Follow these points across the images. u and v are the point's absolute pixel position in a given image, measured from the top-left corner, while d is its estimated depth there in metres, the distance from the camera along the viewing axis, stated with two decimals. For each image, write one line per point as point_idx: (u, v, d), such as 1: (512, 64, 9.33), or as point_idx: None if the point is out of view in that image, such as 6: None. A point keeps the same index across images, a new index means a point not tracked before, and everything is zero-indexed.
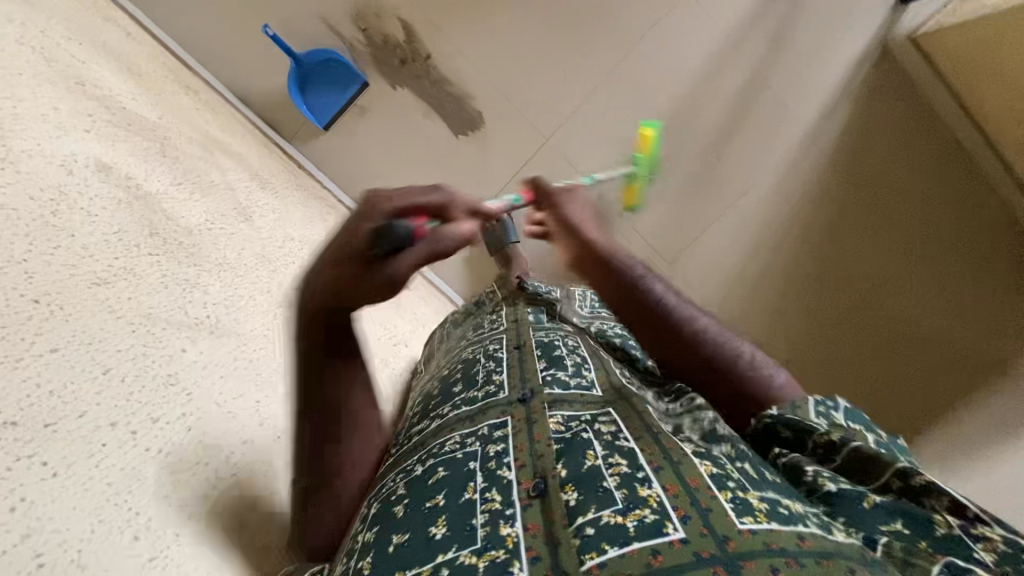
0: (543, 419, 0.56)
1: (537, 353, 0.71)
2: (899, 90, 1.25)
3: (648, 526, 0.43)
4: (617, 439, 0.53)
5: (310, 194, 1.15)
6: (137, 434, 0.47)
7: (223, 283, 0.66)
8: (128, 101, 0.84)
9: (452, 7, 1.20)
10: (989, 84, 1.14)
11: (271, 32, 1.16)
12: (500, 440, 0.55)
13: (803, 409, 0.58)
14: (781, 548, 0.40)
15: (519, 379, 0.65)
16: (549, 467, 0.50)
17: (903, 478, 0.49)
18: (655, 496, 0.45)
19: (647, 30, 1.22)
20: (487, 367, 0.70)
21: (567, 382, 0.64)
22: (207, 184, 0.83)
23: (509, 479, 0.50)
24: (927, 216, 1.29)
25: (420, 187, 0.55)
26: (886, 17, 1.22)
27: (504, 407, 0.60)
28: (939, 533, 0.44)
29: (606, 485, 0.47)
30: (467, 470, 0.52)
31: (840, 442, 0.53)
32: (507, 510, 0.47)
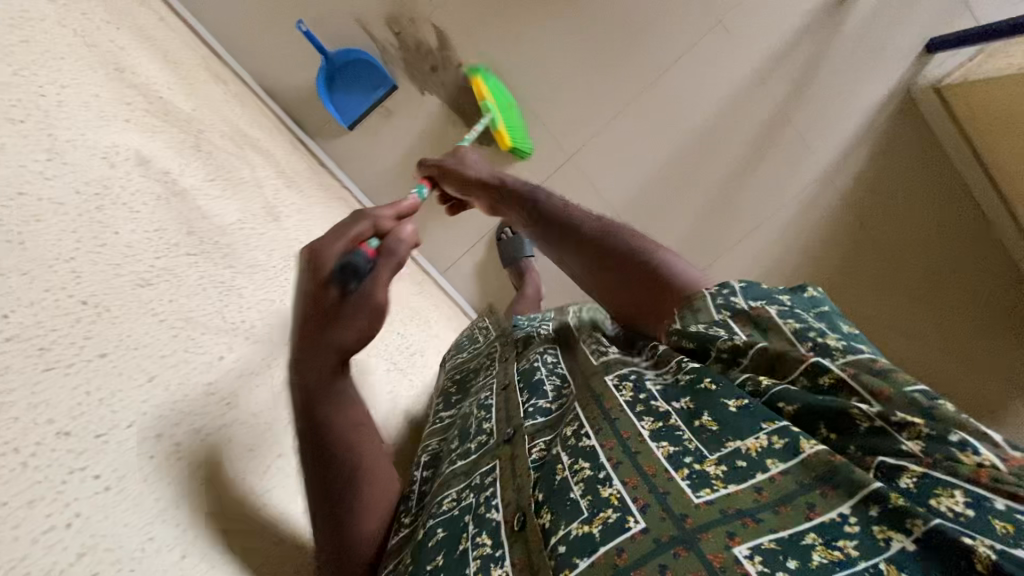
0: (525, 451, 0.56)
1: (518, 386, 0.69)
2: (918, 137, 1.28)
3: (612, 526, 0.43)
4: (580, 440, 0.52)
5: (332, 193, 1.14)
6: (181, 447, 0.47)
7: (256, 286, 0.65)
8: (163, 90, 0.83)
9: (488, 19, 1.21)
10: (1008, 139, 1.16)
11: (304, 28, 1.15)
12: (489, 486, 0.55)
13: (704, 313, 0.56)
14: (738, 511, 0.40)
15: (505, 420, 0.64)
16: (527, 498, 0.50)
17: (810, 376, 0.46)
18: (616, 494, 0.45)
19: (678, 58, 1.23)
20: (477, 414, 0.69)
21: (547, 407, 0.63)
22: (236, 181, 0.82)
23: (497, 521, 0.51)
24: (935, 256, 1.31)
25: (335, 232, 0.62)
26: (911, 65, 1.24)
27: (493, 451, 0.60)
28: (862, 428, 0.42)
29: (573, 498, 0.47)
30: (462, 524, 0.53)
31: (745, 346, 0.51)
32: (496, 552, 0.48)
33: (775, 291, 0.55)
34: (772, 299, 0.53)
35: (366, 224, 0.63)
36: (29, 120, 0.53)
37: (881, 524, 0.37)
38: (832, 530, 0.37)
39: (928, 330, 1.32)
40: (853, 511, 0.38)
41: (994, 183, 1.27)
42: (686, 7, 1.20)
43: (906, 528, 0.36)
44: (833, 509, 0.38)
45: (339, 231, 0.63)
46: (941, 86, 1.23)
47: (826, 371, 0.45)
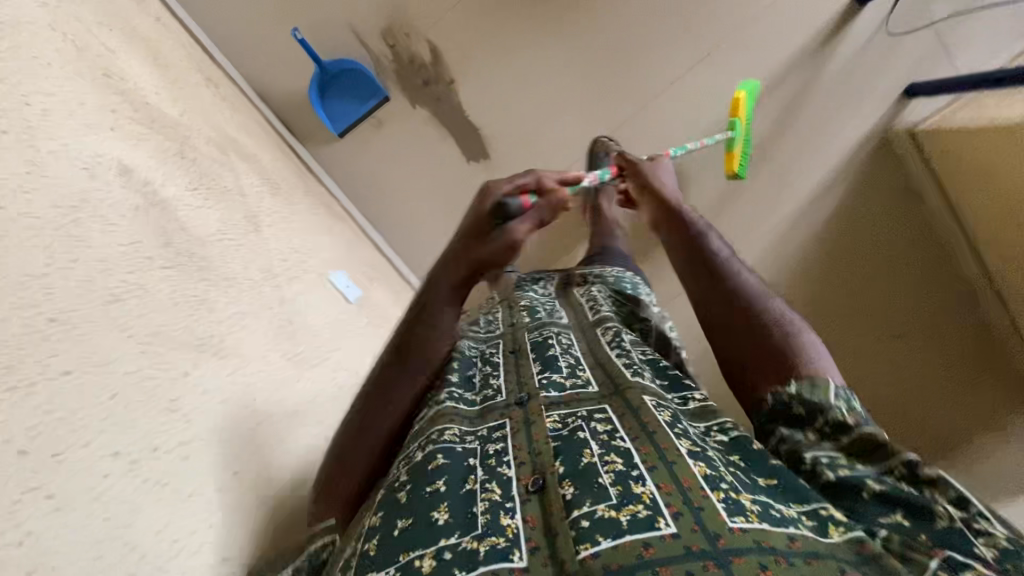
0: (541, 420, 0.59)
1: (531, 356, 0.71)
2: (890, 174, 1.31)
3: (641, 520, 0.45)
4: (612, 438, 0.54)
5: (317, 200, 1.15)
6: (137, 464, 0.49)
7: (230, 299, 0.67)
8: (151, 95, 0.85)
9: (481, 37, 1.23)
10: (973, 188, 1.18)
11: (299, 36, 1.17)
12: (498, 440, 0.59)
13: (822, 390, 0.54)
14: (772, 547, 0.42)
15: (517, 383, 0.67)
16: (547, 464, 0.53)
17: (908, 467, 0.47)
18: (648, 493, 0.47)
19: (665, 87, 1.26)
20: (483, 371, 0.73)
21: (563, 384, 0.64)
22: (219, 189, 0.83)
23: (509, 475, 0.54)
24: (884, 241, 1.31)
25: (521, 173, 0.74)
26: (892, 107, 1.27)
27: (502, 411, 0.64)
28: (940, 526, 0.44)
29: (600, 482, 0.49)
30: (466, 464, 0.57)
31: (852, 425, 0.51)
32: (507, 503, 0.51)
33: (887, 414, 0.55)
34: None
35: (533, 177, 0.74)
36: (12, 130, 0.55)
37: None
38: None
39: (908, 352, 1.26)
40: None
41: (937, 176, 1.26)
42: (673, 40, 1.24)
43: None
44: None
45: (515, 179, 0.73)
46: (916, 129, 1.26)
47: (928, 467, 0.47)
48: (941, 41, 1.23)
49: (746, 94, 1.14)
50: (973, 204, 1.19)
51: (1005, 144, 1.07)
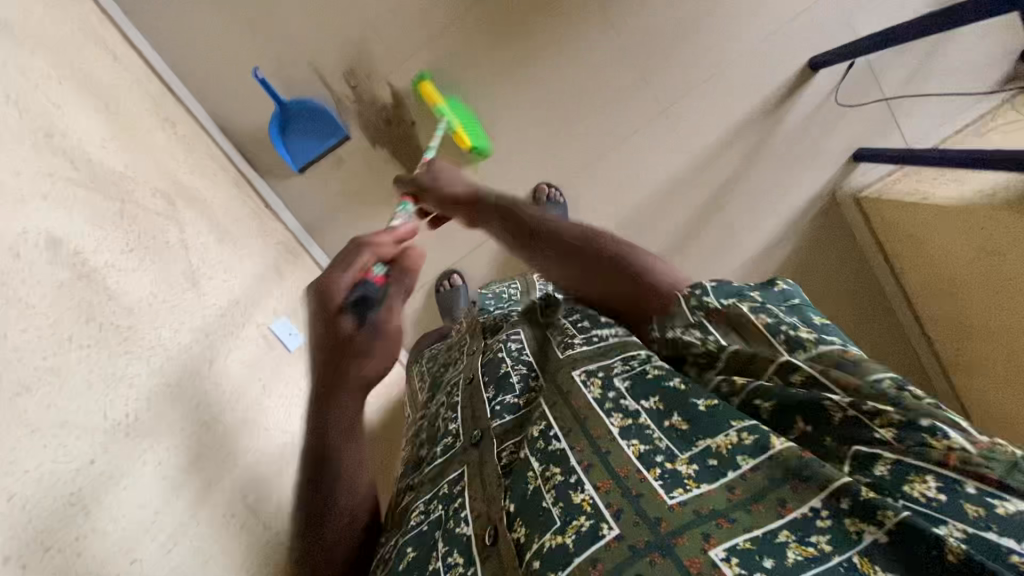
0: (489, 458, 0.58)
1: (484, 380, 0.70)
2: (837, 237, 1.35)
3: (585, 536, 0.45)
4: (549, 443, 0.54)
5: (269, 239, 1.18)
6: (27, 568, 0.50)
7: (152, 370, 0.70)
8: (96, 149, 0.86)
9: (443, 83, 1.24)
10: (911, 258, 1.24)
11: (260, 75, 1.19)
12: (457, 496, 0.57)
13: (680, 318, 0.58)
14: (711, 510, 0.44)
15: (470, 421, 0.65)
16: (498, 509, 0.52)
17: (784, 372, 0.51)
18: (588, 500, 0.48)
19: (622, 140, 1.28)
20: (446, 416, 0.71)
21: (513, 404, 0.64)
22: (158, 247, 0.85)
23: (467, 535, 0.52)
24: (833, 288, 1.36)
25: (337, 263, 0.66)
26: (840, 171, 1.31)
27: (461, 455, 0.62)
28: (836, 420, 0.46)
29: (546, 506, 0.49)
30: (432, 540, 0.55)
31: (718, 352, 0.55)
32: (468, 571, 0.49)
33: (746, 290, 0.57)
34: (745, 300, 0.55)
35: (365, 255, 0.66)
36: None
37: (853, 516, 0.41)
38: (806, 526, 0.41)
39: None
40: (822, 504, 0.42)
41: (867, 219, 1.32)
42: (633, 94, 1.26)
43: (879, 521, 0.39)
44: (804, 504, 0.42)
45: (349, 266, 0.66)
46: (860, 195, 1.31)
47: (798, 369, 0.50)
48: (892, 113, 1.27)
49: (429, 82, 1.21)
50: (910, 262, 1.25)
51: (931, 221, 1.12)
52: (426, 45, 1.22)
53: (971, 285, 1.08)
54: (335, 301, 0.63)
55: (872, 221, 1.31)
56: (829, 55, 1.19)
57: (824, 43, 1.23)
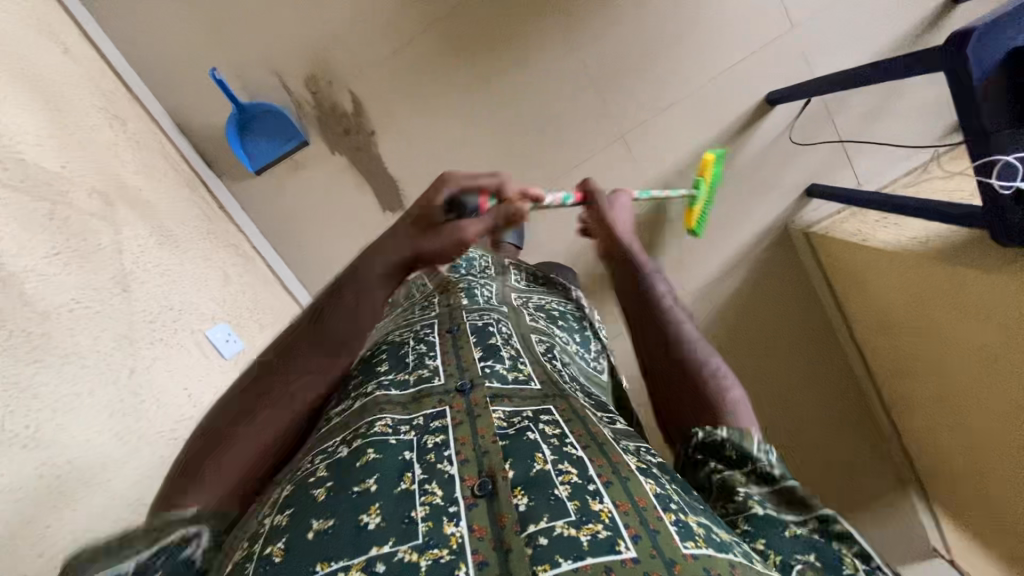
0: (486, 414, 0.57)
1: (472, 339, 0.72)
2: (784, 267, 1.38)
3: (601, 542, 0.43)
4: (564, 444, 0.53)
5: (217, 241, 1.17)
6: None
7: (61, 379, 0.70)
8: (31, 148, 0.85)
9: (404, 96, 1.25)
10: (855, 294, 1.26)
11: (217, 76, 1.18)
12: (438, 432, 0.55)
13: (749, 437, 0.55)
14: (721, 575, 0.41)
15: (457, 367, 0.66)
16: (495, 467, 0.50)
17: (821, 521, 0.49)
18: (607, 511, 0.45)
19: (580, 162, 1.30)
20: (417, 351, 0.71)
21: (505, 376, 0.64)
22: (88, 250, 0.85)
23: (451, 474, 0.50)
24: (775, 315, 1.40)
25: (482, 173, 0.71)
26: (791, 206, 1.33)
27: (441, 396, 0.61)
28: (846, 573, 0.45)
29: (558, 495, 0.47)
30: (401, 459, 0.51)
31: (778, 477, 0.52)
32: (450, 507, 0.46)
33: None
34: None
35: (495, 180, 0.71)
36: None
37: None
38: None
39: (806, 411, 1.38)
40: None
41: (813, 248, 1.34)
42: (593, 118, 1.27)
43: None
44: None
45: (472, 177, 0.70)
46: (809, 230, 1.33)
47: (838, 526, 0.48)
48: (844, 152, 1.29)
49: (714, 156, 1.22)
50: (851, 297, 1.28)
51: (874, 259, 1.13)
52: (389, 56, 1.23)
53: (906, 327, 1.12)
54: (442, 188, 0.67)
55: (819, 253, 1.33)
56: (782, 92, 1.21)
57: (780, 79, 1.25)
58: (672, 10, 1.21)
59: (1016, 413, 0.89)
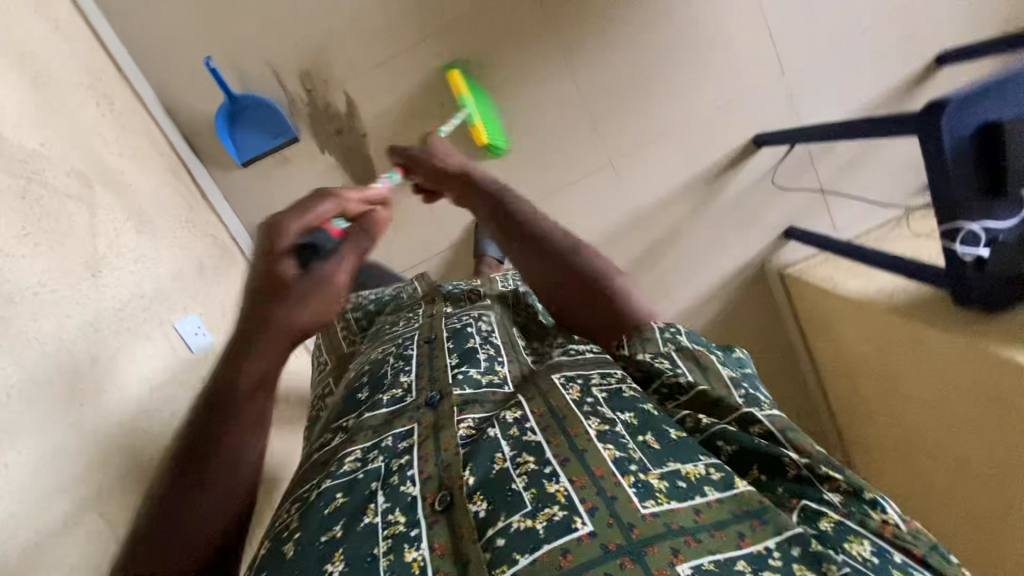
0: (452, 425, 0.57)
1: (449, 347, 0.71)
2: (758, 303, 1.41)
3: (557, 524, 0.44)
4: (523, 432, 0.54)
5: (197, 231, 1.16)
6: None
7: (19, 364, 0.69)
8: (11, 123, 0.83)
9: (399, 102, 1.25)
10: (820, 334, 1.30)
11: (211, 64, 1.17)
12: (404, 453, 0.56)
13: (652, 341, 0.68)
14: (680, 527, 0.44)
15: (428, 380, 0.66)
16: (454, 476, 0.51)
17: (744, 421, 0.57)
18: (563, 491, 0.47)
19: (568, 183, 1.31)
20: (394, 366, 0.71)
21: (478, 381, 0.64)
22: (60, 233, 0.83)
23: (413, 495, 0.50)
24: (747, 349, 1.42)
25: (301, 214, 0.70)
26: (768, 246, 1.36)
27: (412, 414, 0.61)
28: (791, 477, 0.51)
29: (515, 489, 0.48)
30: (368, 491, 0.52)
31: (690, 387, 0.61)
32: (411, 532, 0.47)
33: (710, 344, 0.69)
34: (711, 349, 0.67)
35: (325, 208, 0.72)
36: None
37: (802, 563, 0.42)
38: (761, 561, 0.42)
39: None
40: (776, 545, 0.43)
41: (785, 286, 1.37)
42: (583, 141, 1.29)
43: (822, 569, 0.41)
44: (762, 540, 0.44)
45: (300, 215, 0.70)
46: (783, 271, 1.36)
47: (756, 423, 0.56)
48: (823, 198, 1.33)
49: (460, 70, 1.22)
50: (817, 334, 1.32)
51: (841, 306, 1.17)
52: (387, 61, 1.23)
53: (866, 375, 1.16)
54: (280, 242, 0.67)
55: (790, 291, 1.36)
56: (768, 136, 1.25)
57: (767, 123, 1.29)
58: (669, 46, 1.24)
59: (986, 470, 0.90)
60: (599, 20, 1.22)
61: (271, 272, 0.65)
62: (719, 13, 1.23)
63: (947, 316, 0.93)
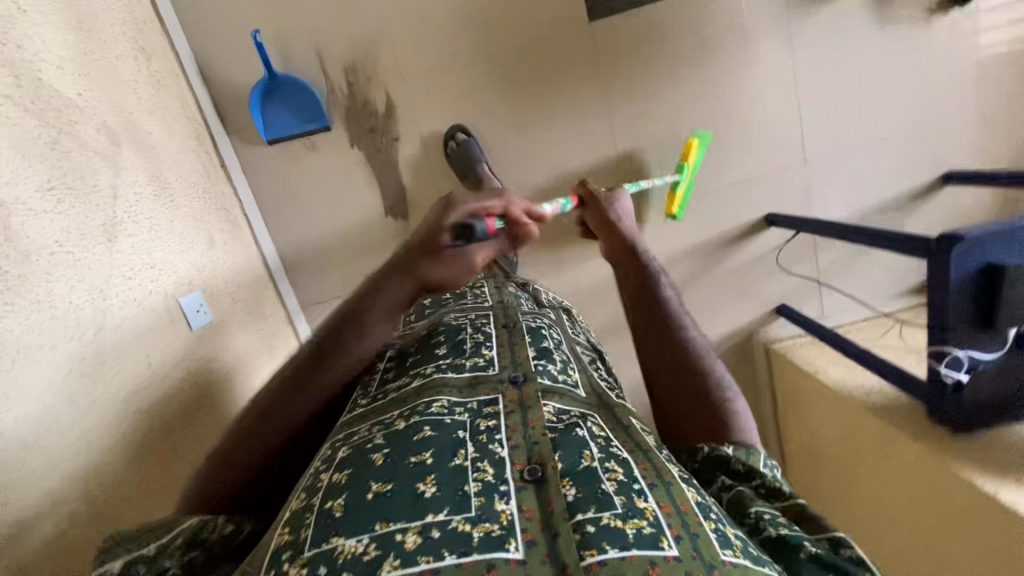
0: (538, 407, 0.64)
1: (528, 342, 0.80)
2: (739, 370, 1.46)
3: (644, 536, 0.48)
4: (610, 445, 0.60)
5: (212, 203, 1.13)
6: None
7: (27, 326, 0.67)
8: (49, 68, 0.80)
9: (438, 113, 1.25)
10: (794, 412, 1.37)
11: (258, 38, 1.15)
12: (490, 417, 0.64)
13: (755, 456, 0.67)
14: None
15: (511, 363, 0.75)
16: (546, 457, 0.57)
17: (833, 543, 0.56)
18: (652, 510, 0.51)
19: None
20: (474, 338, 0.81)
21: (556, 375, 0.72)
22: (84, 191, 0.80)
23: (501, 457, 0.57)
24: None
25: (484, 193, 0.65)
26: (760, 319, 1.43)
27: (495, 385, 0.70)
28: None
29: (604, 490, 0.53)
30: (455, 437, 0.59)
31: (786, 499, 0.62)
32: (501, 487, 0.53)
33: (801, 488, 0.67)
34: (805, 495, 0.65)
35: (501, 201, 0.65)
36: None
37: None
38: None
39: None
40: None
41: (766, 358, 1.44)
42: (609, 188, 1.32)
43: None
44: None
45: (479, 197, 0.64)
46: (770, 345, 1.42)
47: (845, 545, 0.55)
48: (817, 284, 1.40)
49: (699, 141, 1.26)
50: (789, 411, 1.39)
51: (817, 392, 1.24)
52: (434, 72, 1.24)
53: (832, 462, 1.23)
54: (449, 220, 0.63)
55: (771, 364, 1.43)
56: (781, 218, 1.31)
57: (780, 205, 1.35)
58: (704, 115, 1.29)
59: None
60: (644, 78, 1.26)
61: (432, 235, 0.64)
62: (755, 94, 1.28)
63: (914, 425, 1.00)
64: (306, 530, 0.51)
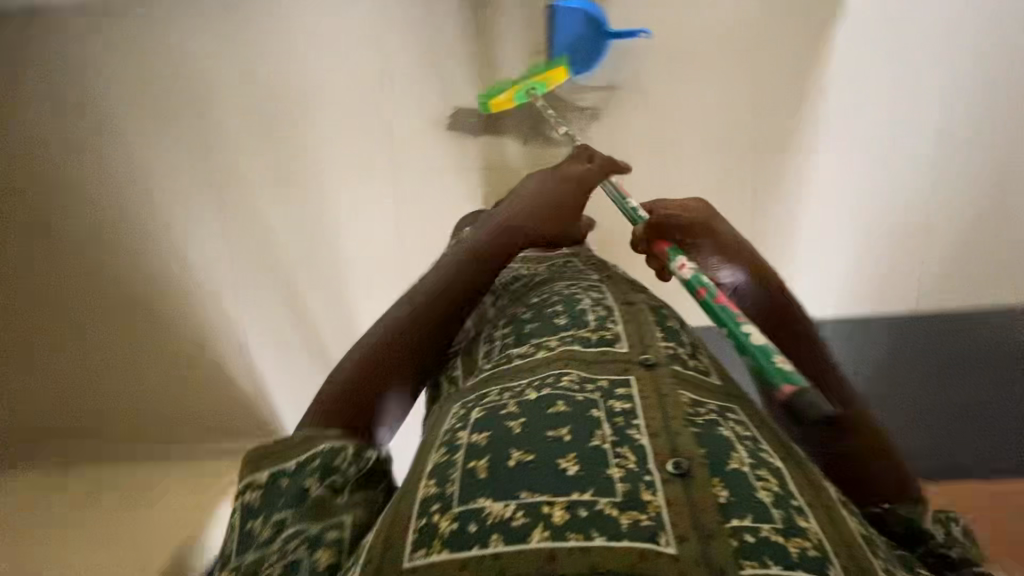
0: (675, 397, 0.52)
1: (656, 321, 0.65)
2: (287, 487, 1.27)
3: (811, 560, 0.38)
4: (758, 452, 0.48)
5: None
6: None
7: None
8: None
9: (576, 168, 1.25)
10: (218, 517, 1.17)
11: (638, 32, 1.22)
12: (626, 402, 0.51)
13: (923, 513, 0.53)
14: None
15: (639, 339, 0.61)
16: (689, 449, 0.46)
17: None
18: (813, 534, 0.41)
19: None
20: (596, 309, 0.65)
21: (687, 364, 0.59)
22: None
23: (639, 441, 0.47)
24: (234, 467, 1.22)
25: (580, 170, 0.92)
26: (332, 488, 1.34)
27: (620, 364, 0.57)
28: None
29: (760, 498, 0.42)
30: (592, 416, 0.49)
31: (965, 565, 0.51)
32: (644, 476, 0.44)
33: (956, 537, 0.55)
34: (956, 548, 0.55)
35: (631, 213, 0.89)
36: None
37: None
38: None
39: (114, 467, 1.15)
40: None
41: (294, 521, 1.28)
42: None
43: None
44: None
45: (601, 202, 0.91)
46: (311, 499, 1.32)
47: None
48: None
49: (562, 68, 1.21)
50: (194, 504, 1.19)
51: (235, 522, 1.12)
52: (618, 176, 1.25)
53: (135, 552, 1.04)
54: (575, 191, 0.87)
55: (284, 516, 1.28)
56: None
57: None
58: None
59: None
60: None
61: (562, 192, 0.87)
62: None
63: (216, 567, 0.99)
64: (451, 475, 0.46)
